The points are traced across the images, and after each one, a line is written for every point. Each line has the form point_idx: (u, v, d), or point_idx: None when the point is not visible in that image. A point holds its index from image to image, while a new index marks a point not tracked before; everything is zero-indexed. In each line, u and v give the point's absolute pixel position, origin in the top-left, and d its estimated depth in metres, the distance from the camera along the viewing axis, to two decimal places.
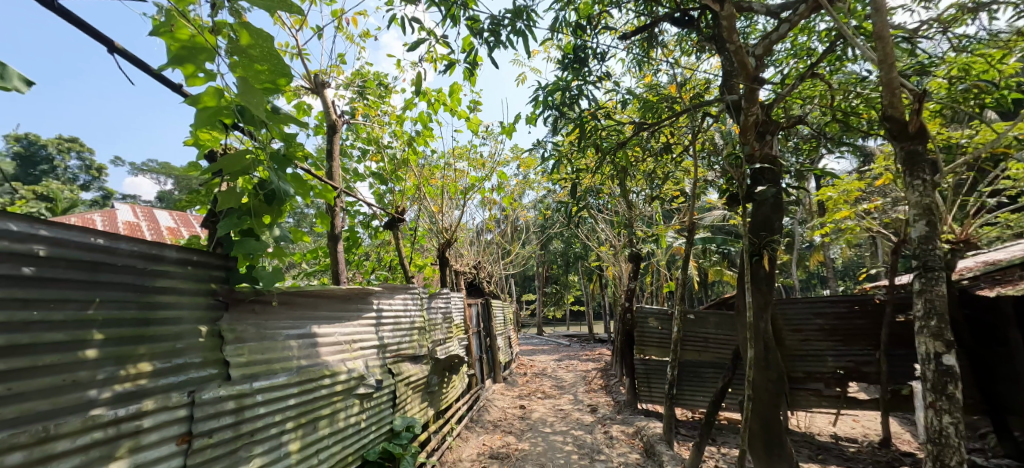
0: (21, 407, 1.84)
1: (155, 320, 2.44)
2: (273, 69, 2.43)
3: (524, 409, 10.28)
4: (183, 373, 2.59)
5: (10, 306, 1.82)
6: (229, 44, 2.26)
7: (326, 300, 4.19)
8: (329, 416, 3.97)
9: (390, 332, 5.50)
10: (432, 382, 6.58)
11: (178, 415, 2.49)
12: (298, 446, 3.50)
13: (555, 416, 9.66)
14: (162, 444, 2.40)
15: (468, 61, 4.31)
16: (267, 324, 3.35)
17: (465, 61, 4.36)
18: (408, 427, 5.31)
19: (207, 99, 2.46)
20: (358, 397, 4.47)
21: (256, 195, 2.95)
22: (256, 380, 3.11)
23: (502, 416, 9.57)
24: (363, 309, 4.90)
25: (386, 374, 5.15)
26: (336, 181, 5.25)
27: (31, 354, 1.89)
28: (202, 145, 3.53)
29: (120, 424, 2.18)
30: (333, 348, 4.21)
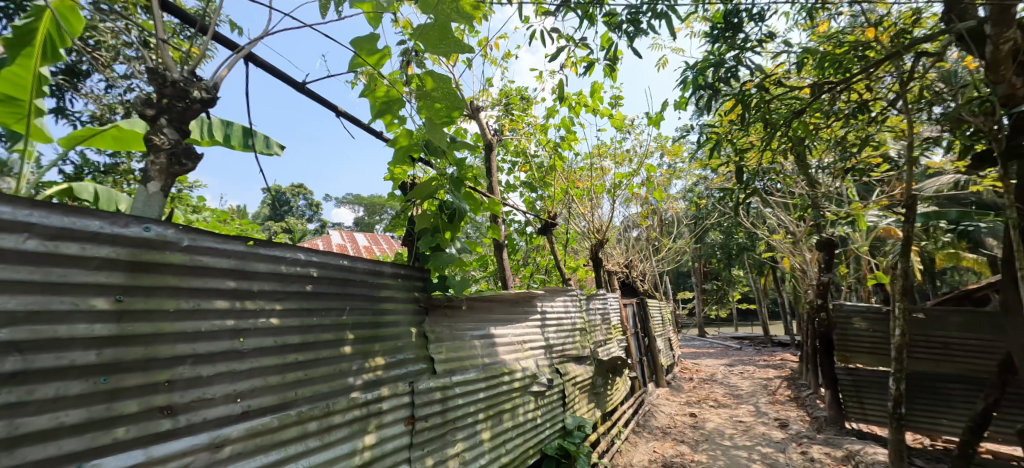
0: (314, 389, 2.45)
1: (383, 323, 3.07)
2: (446, 103, 2.87)
3: (696, 417, 9.60)
4: (404, 367, 3.17)
5: (300, 314, 2.44)
6: (417, 92, 2.80)
7: (500, 304, 4.60)
8: (510, 410, 4.39)
9: (555, 333, 5.73)
10: (597, 383, 6.72)
11: (403, 401, 3.07)
12: (489, 436, 3.96)
13: (733, 428, 8.82)
14: (396, 423, 2.98)
15: (608, 57, 4.36)
16: (458, 325, 3.90)
17: (605, 60, 4.40)
18: (579, 426, 5.58)
19: (402, 140, 3.13)
20: (533, 394, 4.83)
21: (439, 215, 3.51)
22: (454, 375, 3.63)
23: (671, 423, 9.10)
24: (529, 311, 5.17)
25: (555, 373, 5.42)
26: (496, 194, 5.73)
27: (315, 350, 2.50)
28: (398, 179, 4.29)
29: (370, 405, 2.79)
30: (509, 347, 4.62)
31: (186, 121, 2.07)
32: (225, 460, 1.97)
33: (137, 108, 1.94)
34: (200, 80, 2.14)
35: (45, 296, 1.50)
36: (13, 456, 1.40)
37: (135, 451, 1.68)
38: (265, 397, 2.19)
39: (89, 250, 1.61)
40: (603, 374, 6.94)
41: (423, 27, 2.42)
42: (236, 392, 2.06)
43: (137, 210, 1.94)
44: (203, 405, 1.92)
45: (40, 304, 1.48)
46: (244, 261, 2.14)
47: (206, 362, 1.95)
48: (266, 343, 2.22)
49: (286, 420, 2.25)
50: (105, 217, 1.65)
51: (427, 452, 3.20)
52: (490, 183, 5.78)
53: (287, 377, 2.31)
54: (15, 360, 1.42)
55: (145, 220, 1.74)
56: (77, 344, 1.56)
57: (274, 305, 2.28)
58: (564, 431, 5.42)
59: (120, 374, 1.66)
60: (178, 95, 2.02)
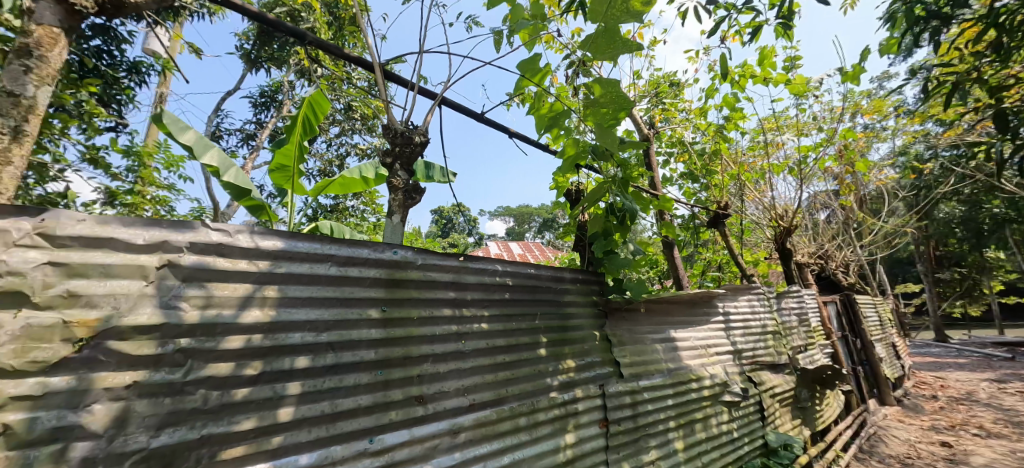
0: (522, 387, 2.48)
1: (570, 327, 2.93)
2: (613, 107, 2.61)
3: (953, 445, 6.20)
4: (593, 370, 2.94)
5: (504, 320, 2.52)
6: (587, 102, 2.64)
7: (678, 305, 3.80)
8: (703, 420, 3.63)
9: (742, 337, 4.44)
10: (803, 397, 5.06)
11: (597, 402, 2.86)
12: (683, 446, 3.34)
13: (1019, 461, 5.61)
14: (591, 426, 2.78)
15: (782, 13, 3.14)
16: (639, 328, 3.43)
17: (779, 15, 3.19)
18: (786, 446, 4.32)
19: (568, 151, 3.06)
20: (726, 404, 3.89)
21: (610, 218, 3.32)
22: (641, 380, 3.20)
23: (912, 448, 6.08)
24: (711, 312, 4.14)
25: (749, 383, 4.23)
26: (658, 189, 4.67)
27: (517, 352, 2.53)
28: (560, 188, 3.91)
29: (567, 405, 2.68)
30: (694, 352, 3.79)
31: (409, 161, 2.50)
32: (464, 445, 2.14)
33: (381, 158, 2.46)
34: (414, 126, 2.59)
35: (341, 309, 1.85)
36: (335, 428, 1.75)
37: (402, 431, 1.94)
38: (485, 392, 2.31)
39: (361, 272, 1.94)
40: (807, 388, 5.15)
41: (591, 36, 2.28)
42: (466, 387, 2.23)
43: (388, 237, 2.41)
44: (442, 396, 2.12)
45: (340, 315, 1.83)
46: (457, 275, 2.32)
47: (443, 360, 2.17)
48: (482, 345, 2.35)
49: (502, 414, 2.33)
50: (372, 246, 1.98)
51: (624, 457, 2.91)
52: (651, 180, 4.69)
53: (500, 375, 2.39)
54: (331, 356, 1.77)
55: (394, 245, 2.05)
56: (363, 343, 1.88)
57: (482, 312, 2.42)
58: (769, 451, 4.23)
59: (390, 368, 1.96)
60: (404, 142, 2.46)
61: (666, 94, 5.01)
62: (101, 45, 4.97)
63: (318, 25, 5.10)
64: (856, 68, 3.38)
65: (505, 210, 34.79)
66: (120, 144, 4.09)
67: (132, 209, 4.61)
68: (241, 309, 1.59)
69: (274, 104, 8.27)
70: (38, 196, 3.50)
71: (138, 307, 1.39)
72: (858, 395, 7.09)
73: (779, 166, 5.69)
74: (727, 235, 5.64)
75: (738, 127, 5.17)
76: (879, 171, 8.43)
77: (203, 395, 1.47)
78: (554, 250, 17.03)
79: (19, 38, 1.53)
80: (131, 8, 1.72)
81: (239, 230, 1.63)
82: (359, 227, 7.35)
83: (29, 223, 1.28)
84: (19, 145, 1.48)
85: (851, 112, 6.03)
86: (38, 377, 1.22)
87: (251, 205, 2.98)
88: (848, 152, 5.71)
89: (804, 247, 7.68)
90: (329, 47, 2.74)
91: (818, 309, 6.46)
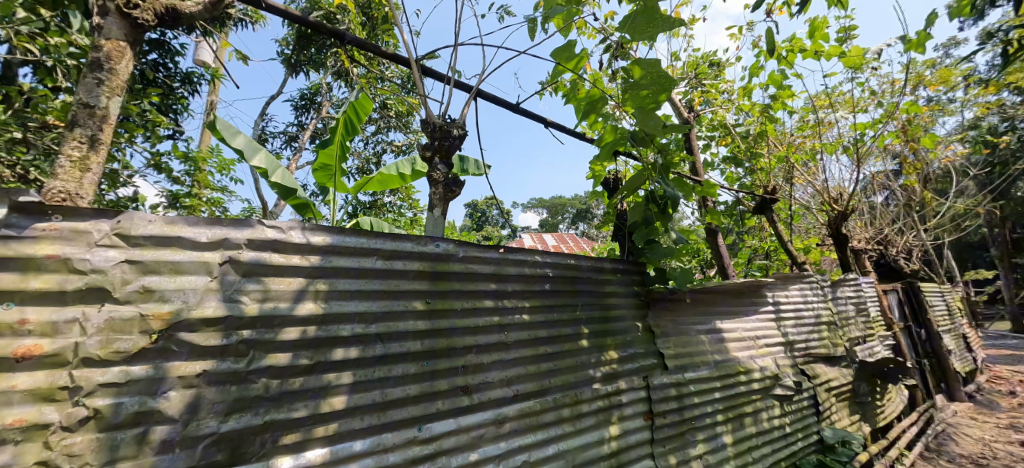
0: (565, 378, 2.47)
1: (612, 317, 2.88)
2: (654, 89, 2.54)
3: None
4: (636, 361, 2.89)
5: (545, 311, 2.50)
6: (625, 85, 2.58)
7: (724, 295, 3.66)
8: (752, 415, 3.50)
9: (794, 328, 4.24)
10: (862, 392, 4.79)
11: (641, 395, 2.82)
12: (732, 441, 3.24)
13: None
14: (636, 418, 2.75)
15: None
16: (683, 319, 3.33)
17: None
18: (845, 443, 4.04)
19: (607, 138, 2.99)
20: (778, 398, 3.74)
21: (651, 206, 3.21)
22: (686, 372, 3.12)
23: (988, 448, 5.64)
24: (759, 302, 3.97)
25: (802, 376, 4.04)
26: (700, 175, 4.51)
27: (559, 343, 2.52)
28: (597, 177, 3.83)
29: (610, 397, 2.66)
30: (742, 344, 3.65)
31: (448, 154, 2.52)
32: (509, 435, 2.17)
33: (420, 153, 2.49)
34: (451, 119, 2.61)
35: (388, 301, 1.90)
36: (386, 416, 1.81)
37: (448, 420, 1.99)
38: (529, 383, 2.32)
39: (405, 265, 1.98)
40: (867, 382, 4.88)
41: (629, 17, 2.21)
42: (509, 378, 2.24)
43: (430, 231, 2.44)
44: (486, 386, 2.15)
45: (387, 306, 1.88)
46: (498, 266, 2.33)
47: (486, 351, 2.19)
48: (524, 336, 2.36)
49: (546, 405, 2.34)
50: (415, 239, 2.02)
51: (670, 450, 2.85)
52: (693, 165, 4.54)
53: (543, 366, 2.39)
54: (380, 347, 1.83)
55: (436, 238, 2.09)
56: (409, 334, 1.93)
57: (524, 303, 2.41)
58: (825, 448, 4.02)
59: (435, 359, 2.00)
60: (443, 136, 2.49)
61: (707, 75, 4.80)
62: (157, 59, 5.29)
63: (353, 26, 5.22)
64: (921, 35, 3.12)
65: (538, 202, 34.59)
66: (180, 150, 4.37)
67: (191, 210, 4.93)
68: (297, 302, 1.66)
69: (313, 106, 8.56)
70: (111, 200, 3.80)
71: (204, 301, 1.49)
72: (923, 390, 6.62)
73: (833, 145, 5.33)
74: (775, 220, 5.42)
75: (785, 107, 4.90)
76: (946, 147, 7.78)
77: (264, 383, 1.55)
78: (589, 241, 16.79)
79: (91, 52, 1.64)
80: (186, 19, 1.83)
81: (292, 227, 1.70)
82: (396, 223, 7.51)
83: (108, 225, 1.39)
84: (95, 151, 1.59)
85: (913, 84, 5.58)
86: (121, 366, 1.33)
87: (296, 204, 3.09)
88: (911, 127, 5.28)
89: (860, 233, 7.19)
90: (367, 45, 2.78)
91: (878, 298, 6.07)
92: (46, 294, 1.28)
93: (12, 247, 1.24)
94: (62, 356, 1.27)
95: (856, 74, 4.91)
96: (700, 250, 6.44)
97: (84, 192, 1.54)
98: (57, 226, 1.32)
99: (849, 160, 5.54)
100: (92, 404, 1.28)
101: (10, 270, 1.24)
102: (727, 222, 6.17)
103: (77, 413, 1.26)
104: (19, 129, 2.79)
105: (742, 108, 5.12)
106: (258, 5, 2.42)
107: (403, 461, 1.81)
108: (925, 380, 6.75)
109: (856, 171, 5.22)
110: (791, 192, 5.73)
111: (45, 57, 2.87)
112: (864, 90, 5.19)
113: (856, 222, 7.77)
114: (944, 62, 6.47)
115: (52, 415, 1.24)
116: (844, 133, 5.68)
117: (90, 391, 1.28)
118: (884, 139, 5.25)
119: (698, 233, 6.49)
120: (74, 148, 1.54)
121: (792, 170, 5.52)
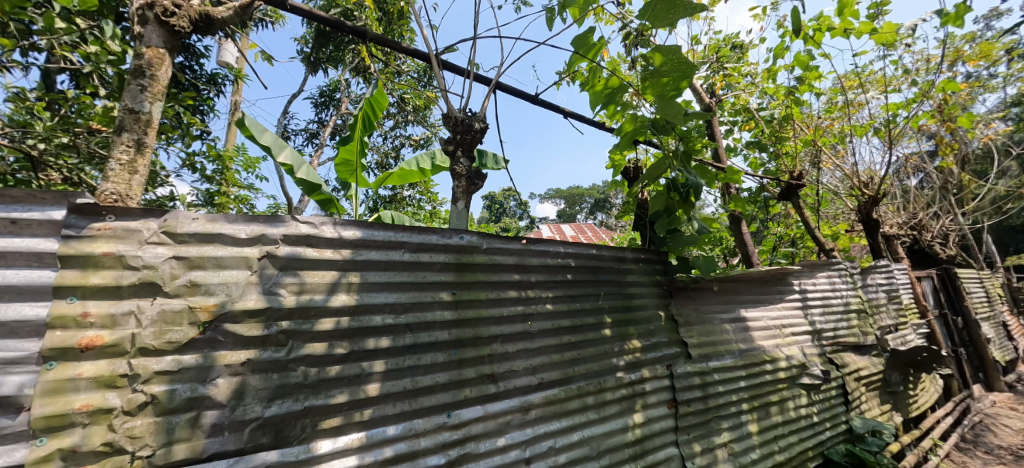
0: (588, 367, 2.51)
1: (634, 306, 2.90)
2: (675, 76, 2.52)
3: None
4: (659, 350, 2.91)
5: (567, 301, 2.53)
6: (646, 74, 2.56)
7: (749, 284, 3.62)
8: (779, 404, 3.48)
9: (822, 316, 4.18)
10: (893, 381, 4.69)
11: (665, 383, 2.84)
12: (758, 429, 3.23)
13: None
14: (660, 406, 2.78)
15: None
16: (706, 307, 3.32)
17: None
18: (875, 433, 3.96)
19: (626, 127, 2.98)
20: (805, 387, 3.71)
21: (672, 194, 3.18)
22: (710, 361, 3.12)
23: None
24: (786, 290, 3.92)
25: (830, 365, 3.99)
26: (723, 162, 4.43)
27: (582, 332, 2.56)
28: (617, 166, 3.83)
29: (634, 385, 2.68)
30: (767, 333, 3.62)
31: (470, 147, 2.56)
32: (535, 421, 2.22)
33: (442, 147, 2.54)
34: (472, 113, 2.64)
35: (415, 292, 1.96)
36: (416, 403, 1.88)
37: (476, 407, 2.05)
38: (553, 372, 2.36)
39: (431, 257, 2.04)
40: (898, 372, 4.78)
41: (648, 5, 2.19)
42: (534, 366, 2.29)
43: (454, 223, 2.49)
44: (511, 374, 2.20)
45: (415, 297, 1.95)
46: (521, 257, 2.36)
47: (511, 340, 2.25)
48: (548, 326, 2.40)
49: (571, 393, 2.38)
50: (440, 232, 2.07)
51: (695, 438, 2.86)
52: (715, 151, 4.47)
53: (566, 355, 2.43)
54: (409, 336, 1.90)
55: (460, 231, 2.13)
56: (437, 324, 1.99)
57: (547, 293, 2.45)
58: (855, 437, 3.95)
59: (462, 348, 2.05)
60: (465, 130, 2.53)
61: (729, 58, 4.69)
62: (183, 62, 5.46)
63: (371, 23, 5.28)
64: (960, 8, 3.00)
65: (556, 193, 34.44)
66: (212, 150, 4.52)
67: (221, 208, 5.09)
68: (330, 294, 1.74)
69: (332, 103, 8.71)
70: (150, 200, 3.97)
71: (246, 294, 1.57)
72: (959, 379, 6.42)
73: (863, 127, 5.15)
74: (802, 206, 5.32)
75: (812, 89, 4.76)
76: (985, 126, 7.42)
77: (303, 371, 1.63)
78: (607, 231, 16.68)
79: (133, 60, 1.74)
80: (218, 24, 1.92)
81: (324, 222, 1.76)
82: (417, 216, 7.61)
83: (156, 223, 1.48)
84: (142, 154, 1.69)
85: (950, 60, 5.34)
86: (174, 355, 1.43)
87: (321, 200, 3.17)
88: (948, 106, 5.07)
89: (891, 218, 6.96)
90: (386, 41, 2.81)
91: (911, 285, 5.92)
92: (104, 289, 1.38)
93: (74, 246, 1.35)
94: (120, 346, 1.37)
95: (889, 52, 4.72)
96: (723, 239, 6.35)
97: (134, 193, 1.64)
98: (111, 226, 1.42)
99: (881, 142, 5.37)
100: (150, 390, 1.38)
101: (72, 268, 1.34)
102: (751, 209, 6.07)
103: (137, 399, 1.36)
104: (65, 134, 2.92)
105: (766, 91, 5.00)
106: (282, 6, 2.48)
107: (434, 445, 1.88)
108: (961, 369, 6.56)
109: (888, 153, 5.05)
110: (818, 177, 5.59)
111: (86, 65, 2.98)
112: (897, 68, 4.99)
113: (887, 206, 7.54)
114: (983, 36, 6.16)
115: (114, 400, 1.34)
116: (876, 114, 5.48)
117: (147, 378, 1.38)
118: (918, 119, 5.06)
119: (721, 221, 6.40)
120: (123, 152, 1.64)
121: (819, 154, 5.38)
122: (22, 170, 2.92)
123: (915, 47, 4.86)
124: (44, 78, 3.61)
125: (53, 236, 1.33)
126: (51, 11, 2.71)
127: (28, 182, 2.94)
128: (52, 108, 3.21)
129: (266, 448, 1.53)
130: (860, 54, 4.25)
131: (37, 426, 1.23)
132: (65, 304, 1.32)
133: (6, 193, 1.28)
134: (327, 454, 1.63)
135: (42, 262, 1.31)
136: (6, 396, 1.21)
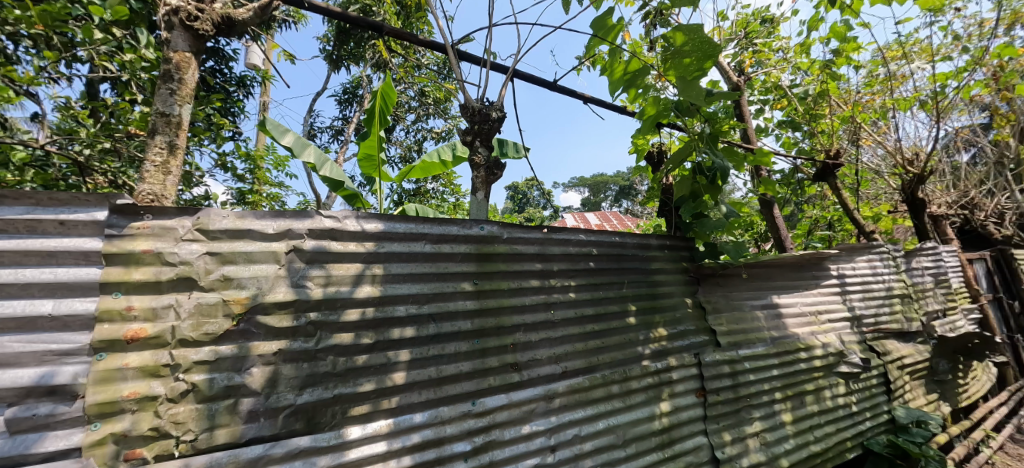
0: (612, 356, 2.50)
1: (660, 294, 2.87)
2: (699, 56, 2.44)
3: None
4: (686, 338, 2.87)
5: (590, 289, 2.52)
6: (669, 53, 2.49)
7: (781, 269, 3.50)
8: (814, 393, 3.39)
9: (861, 302, 4.02)
10: (941, 369, 4.47)
11: (692, 372, 2.80)
12: (792, 419, 3.15)
13: None
14: (687, 395, 2.75)
15: None
16: (735, 294, 3.25)
17: None
18: (921, 423, 3.79)
19: (648, 111, 2.90)
20: (843, 376, 3.59)
21: (698, 178, 3.10)
22: (740, 349, 3.06)
23: None
24: (821, 275, 3.78)
25: (870, 352, 3.84)
26: (753, 144, 4.28)
27: (606, 321, 2.55)
28: (640, 150, 3.74)
29: (660, 374, 2.66)
30: (802, 320, 3.52)
31: (488, 137, 2.57)
32: (560, 410, 2.24)
33: (462, 137, 2.55)
34: (489, 102, 2.64)
35: (437, 282, 2.00)
36: (441, 391, 1.92)
37: (500, 395, 2.08)
38: (577, 360, 2.37)
39: (453, 248, 2.07)
40: (947, 360, 4.55)
41: None
42: (558, 355, 2.30)
43: (474, 214, 2.52)
44: (534, 364, 2.22)
45: (438, 288, 1.98)
46: (543, 247, 2.36)
47: (535, 329, 2.26)
48: (571, 314, 2.40)
49: (595, 382, 2.38)
50: (460, 224, 2.10)
51: (724, 428, 2.83)
52: (744, 132, 4.34)
53: (590, 344, 2.43)
54: (433, 326, 1.94)
55: (480, 221, 2.16)
56: (460, 314, 2.03)
57: (570, 282, 2.44)
58: (898, 428, 3.81)
59: (485, 337, 2.08)
60: (482, 120, 2.53)
61: (758, 33, 4.52)
62: (213, 66, 5.66)
63: (389, 17, 5.31)
64: None
65: (578, 181, 33.89)
66: (241, 149, 4.66)
67: (254, 205, 5.29)
68: (356, 286, 1.79)
69: (355, 99, 8.84)
70: (187, 200, 4.12)
71: (276, 286, 1.63)
72: (1015, 368, 6.07)
73: (907, 101, 4.85)
74: (840, 187, 5.08)
75: (851, 61, 4.53)
76: None
77: (332, 360, 1.70)
78: (634, 219, 16.39)
79: (162, 65, 1.81)
80: (239, 25, 1.99)
81: (346, 216, 1.81)
82: (441, 209, 7.69)
83: (190, 221, 1.56)
84: (174, 155, 1.77)
85: (1007, 24, 4.96)
86: (211, 346, 1.51)
87: (347, 196, 3.22)
88: (1005, 74, 4.72)
89: (940, 197, 6.56)
90: (403, 33, 2.81)
91: (961, 268, 5.61)
92: (145, 284, 1.46)
93: (116, 244, 1.44)
94: (162, 337, 1.45)
95: (936, 17, 4.41)
96: (754, 223, 6.14)
97: (168, 192, 1.73)
98: (149, 224, 1.50)
99: (927, 116, 5.06)
100: (190, 379, 1.46)
101: (115, 264, 1.43)
102: (784, 192, 5.83)
103: (179, 387, 1.44)
104: (108, 140, 3.09)
105: (800, 67, 4.77)
106: (301, 5, 2.53)
107: (460, 432, 1.92)
108: (1017, 357, 6.21)
109: (936, 127, 4.75)
110: (858, 155, 5.33)
111: (124, 73, 3.13)
112: (946, 35, 4.69)
113: (936, 184, 7.13)
114: None
115: (158, 388, 1.42)
116: (923, 85, 5.14)
117: (187, 367, 1.46)
118: (969, 90, 4.74)
119: (752, 204, 6.20)
120: (157, 154, 1.73)
121: (858, 131, 5.12)
122: (72, 175, 3.11)
123: (966, 11, 4.54)
124: (88, 87, 3.83)
125: (97, 235, 1.42)
126: (90, 22, 2.84)
127: (78, 188, 3.09)
128: (96, 116, 3.40)
129: (300, 434, 1.61)
130: (904, 22, 3.99)
131: (91, 412, 1.33)
132: (111, 298, 1.41)
133: (54, 195, 1.39)
134: (356, 440, 1.69)
135: (88, 260, 1.40)
136: (62, 385, 1.31)
